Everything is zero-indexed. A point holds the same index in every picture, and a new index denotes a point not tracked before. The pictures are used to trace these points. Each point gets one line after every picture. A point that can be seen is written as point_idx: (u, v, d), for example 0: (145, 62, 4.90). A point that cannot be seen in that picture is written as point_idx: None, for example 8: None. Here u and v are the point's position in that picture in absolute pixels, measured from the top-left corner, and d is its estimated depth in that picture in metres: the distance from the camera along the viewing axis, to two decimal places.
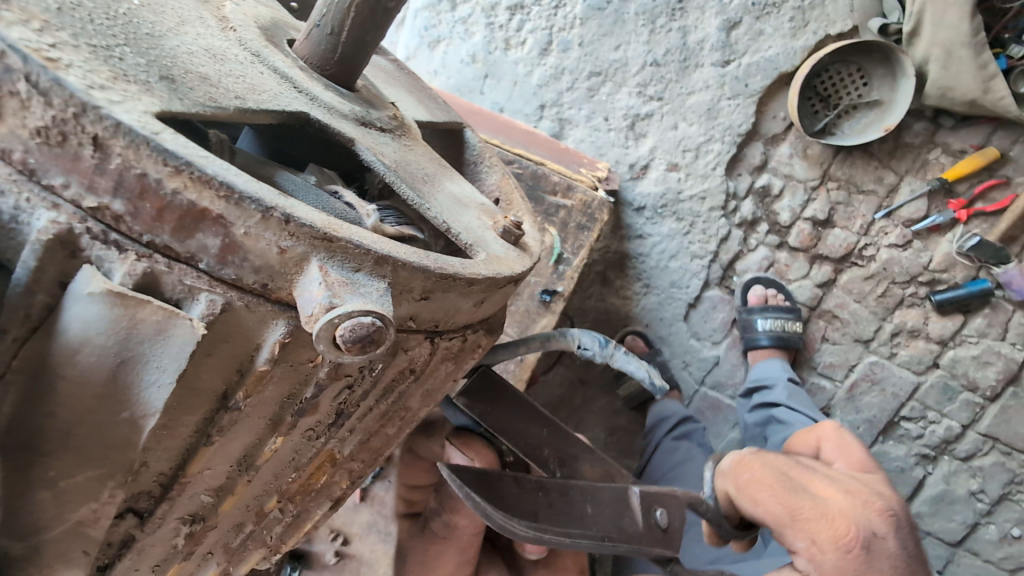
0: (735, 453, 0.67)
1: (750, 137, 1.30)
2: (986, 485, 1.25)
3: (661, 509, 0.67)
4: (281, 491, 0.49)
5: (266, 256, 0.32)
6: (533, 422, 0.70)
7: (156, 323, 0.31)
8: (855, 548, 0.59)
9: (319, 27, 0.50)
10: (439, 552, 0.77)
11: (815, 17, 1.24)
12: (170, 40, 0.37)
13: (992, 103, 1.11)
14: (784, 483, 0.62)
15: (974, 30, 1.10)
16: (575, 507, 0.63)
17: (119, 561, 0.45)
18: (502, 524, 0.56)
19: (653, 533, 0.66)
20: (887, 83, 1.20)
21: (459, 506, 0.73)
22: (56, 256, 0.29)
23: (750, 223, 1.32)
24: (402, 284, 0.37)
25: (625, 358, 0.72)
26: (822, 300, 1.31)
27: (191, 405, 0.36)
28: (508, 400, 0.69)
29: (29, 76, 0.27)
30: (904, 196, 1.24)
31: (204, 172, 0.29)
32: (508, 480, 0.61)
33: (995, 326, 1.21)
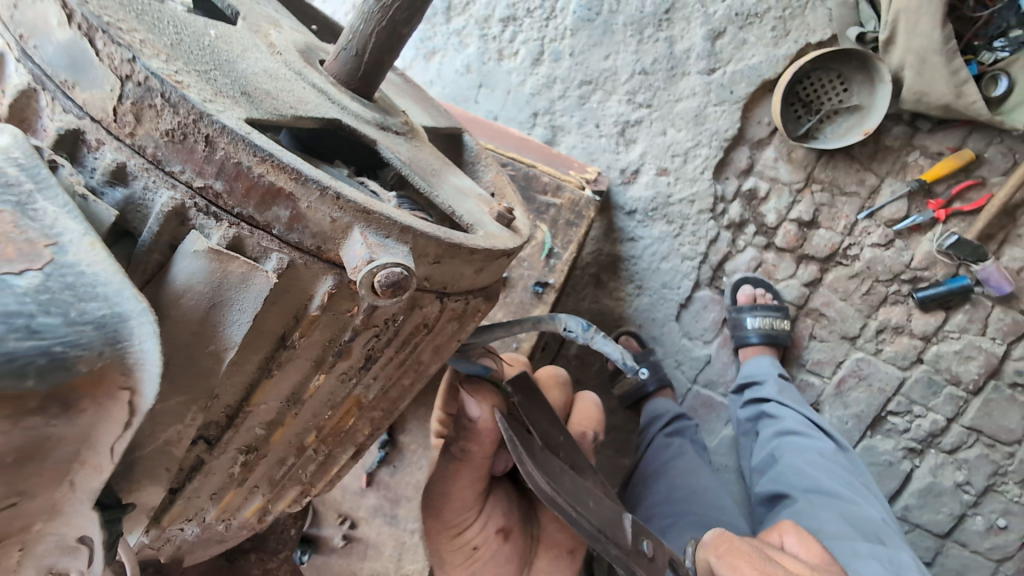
0: (719, 530, 0.82)
1: (736, 142, 1.52)
2: (972, 476, 1.48)
3: (647, 542, 0.87)
4: (319, 428, 0.60)
5: (322, 224, 0.42)
6: (556, 428, 0.92)
7: (242, 273, 0.42)
8: None
9: (346, 50, 0.61)
10: (456, 471, 0.87)
11: (795, 26, 1.46)
12: (241, 64, 0.48)
13: (966, 105, 1.32)
14: (757, 556, 0.74)
15: (945, 38, 1.31)
16: (584, 498, 0.86)
17: (188, 483, 0.56)
18: (529, 471, 0.81)
19: (640, 558, 0.85)
20: (865, 88, 1.41)
21: (471, 434, 0.83)
22: (171, 224, 0.40)
23: (737, 224, 1.54)
24: (420, 249, 0.48)
25: (604, 341, 0.78)
26: (809, 298, 1.54)
27: (258, 344, 0.47)
28: (539, 398, 0.89)
29: (164, 94, 0.38)
30: (885, 197, 1.45)
31: (283, 160, 0.40)
32: (541, 450, 0.86)
33: (976, 322, 1.43)
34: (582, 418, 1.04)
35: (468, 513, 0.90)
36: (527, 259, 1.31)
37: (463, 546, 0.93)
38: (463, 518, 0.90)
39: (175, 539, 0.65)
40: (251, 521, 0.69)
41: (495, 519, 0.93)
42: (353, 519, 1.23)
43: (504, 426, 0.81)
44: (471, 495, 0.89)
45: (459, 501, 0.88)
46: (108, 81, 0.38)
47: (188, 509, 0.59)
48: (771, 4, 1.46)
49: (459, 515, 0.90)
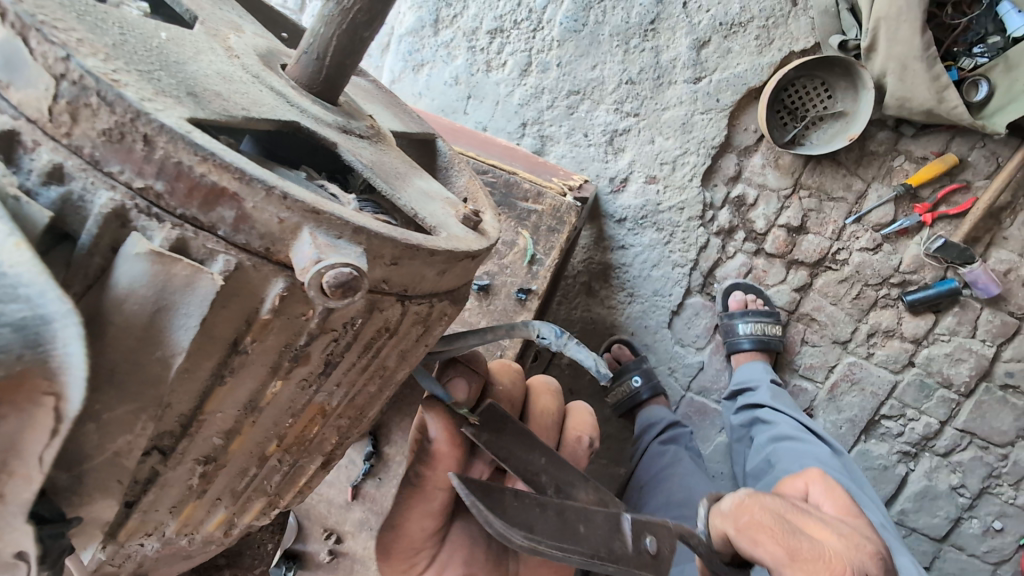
0: (734, 495, 0.79)
1: (723, 149, 1.54)
2: (966, 478, 1.53)
3: (650, 537, 0.80)
4: (281, 436, 0.58)
5: (269, 224, 0.42)
6: (533, 451, 0.83)
7: (186, 276, 0.41)
8: None
9: (307, 53, 0.61)
10: (405, 507, 0.86)
11: (779, 35, 1.47)
12: (191, 66, 0.48)
13: (947, 111, 1.33)
14: (782, 528, 0.74)
15: (925, 44, 1.31)
16: (572, 525, 0.75)
17: (144, 497, 0.54)
18: (501, 531, 0.69)
19: (643, 558, 0.78)
20: (849, 94, 1.43)
21: (428, 460, 0.81)
22: (112, 226, 0.39)
23: (727, 231, 1.57)
24: (375, 251, 0.47)
25: (578, 347, 0.75)
26: (800, 303, 1.56)
27: (208, 351, 0.46)
28: (508, 428, 0.82)
29: (99, 92, 0.37)
30: (872, 202, 1.48)
31: (225, 160, 0.39)
32: (508, 495, 0.73)
33: (966, 324, 1.46)
34: (577, 424, 1.00)
35: (423, 555, 0.93)
36: (511, 265, 1.32)
37: None
38: (418, 558, 0.93)
39: (136, 556, 0.62)
40: (217, 534, 0.67)
41: (452, 568, 0.95)
42: (339, 533, 1.31)
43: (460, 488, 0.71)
44: (421, 533, 0.89)
45: (409, 541, 0.90)
46: (42, 81, 0.37)
47: (146, 523, 0.57)
48: (754, 14, 1.48)
49: (410, 558, 0.93)
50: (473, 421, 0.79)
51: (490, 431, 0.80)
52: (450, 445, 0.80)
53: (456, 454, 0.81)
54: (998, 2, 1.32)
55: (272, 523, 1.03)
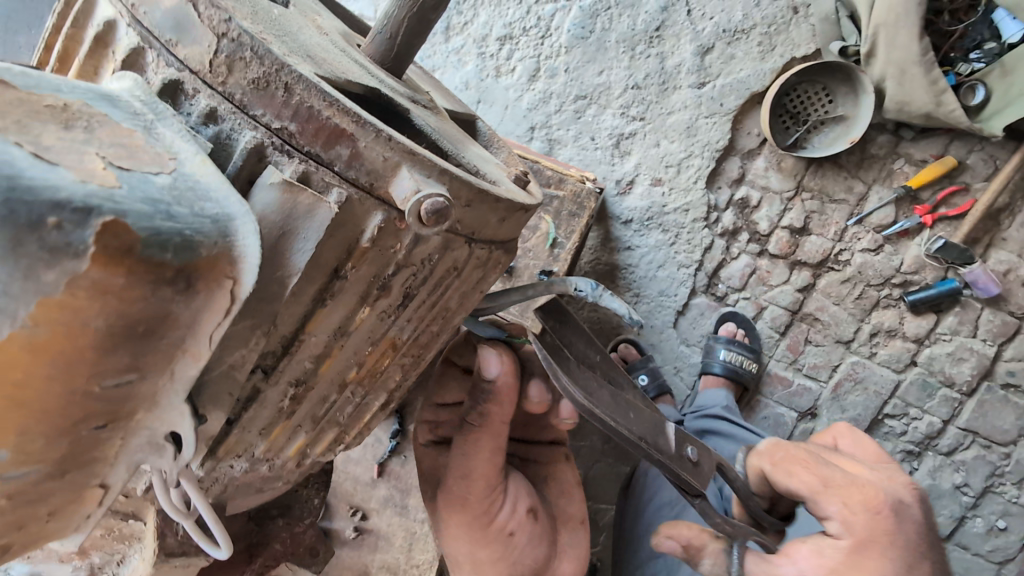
0: (771, 440, 1.01)
1: (728, 152, 1.63)
2: (970, 478, 1.60)
3: (690, 447, 1.00)
4: (360, 363, 0.66)
5: (375, 162, 0.50)
6: (590, 347, 0.97)
7: (309, 204, 0.49)
8: (881, 509, 0.85)
9: (381, 34, 0.70)
10: (479, 441, 0.99)
11: (780, 41, 1.58)
12: (302, 36, 0.56)
13: (945, 114, 1.43)
14: (815, 462, 0.92)
15: (924, 50, 1.40)
16: (623, 410, 0.94)
17: (244, 413, 0.63)
18: (566, 385, 0.85)
19: (684, 462, 0.98)
20: (850, 99, 1.53)
21: (493, 397, 0.96)
22: (252, 160, 0.48)
23: (732, 232, 1.65)
24: (455, 191, 0.55)
25: (612, 298, 0.83)
26: (803, 303, 1.64)
27: (316, 274, 0.54)
28: (570, 320, 0.94)
29: (254, 48, 0.45)
30: (872, 204, 1.57)
31: (346, 105, 0.48)
32: (574, 364, 0.90)
33: (966, 324, 1.55)
34: None
35: (497, 498, 1.04)
36: (533, 249, 1.41)
37: (500, 532, 1.06)
38: (493, 500, 1.03)
39: (223, 478, 0.71)
40: (291, 463, 0.75)
41: (523, 500, 1.10)
42: (365, 510, 1.44)
43: (539, 347, 0.85)
44: (492, 470, 1.01)
45: (482, 484, 1.01)
46: (205, 38, 0.45)
47: (240, 443, 0.66)
48: (756, 20, 1.59)
49: (487, 498, 1.03)
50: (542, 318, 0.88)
51: (555, 320, 0.92)
52: (510, 377, 0.95)
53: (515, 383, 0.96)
54: (993, 9, 1.42)
55: (318, 479, 1.10)
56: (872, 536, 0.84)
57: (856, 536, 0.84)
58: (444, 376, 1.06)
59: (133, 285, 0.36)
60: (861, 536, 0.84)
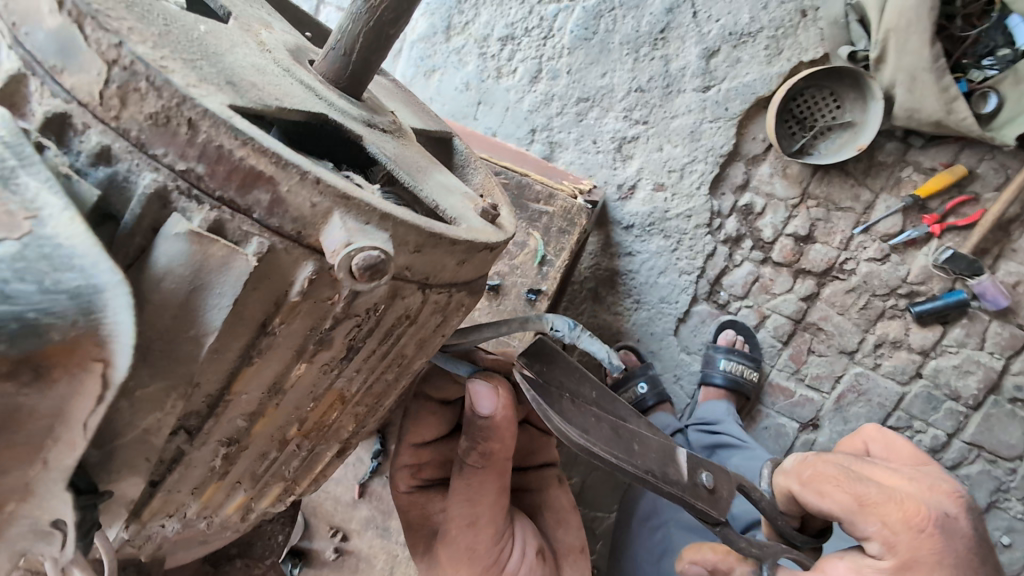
0: (796, 456, 0.87)
1: (731, 158, 1.56)
2: (977, 493, 1.51)
3: (705, 473, 0.89)
4: (302, 420, 0.60)
5: (301, 208, 0.43)
6: (584, 384, 0.88)
7: (222, 256, 0.42)
8: (926, 526, 0.75)
9: (335, 50, 0.63)
10: (484, 481, 0.95)
11: (788, 45, 1.49)
12: (229, 57, 0.50)
13: (956, 122, 1.36)
14: (847, 477, 0.80)
15: (935, 56, 1.34)
16: (626, 441, 0.85)
17: (169, 476, 0.55)
18: (559, 425, 0.79)
19: (699, 491, 0.87)
20: (858, 105, 1.45)
21: (492, 434, 0.90)
22: (154, 206, 0.41)
23: (734, 239, 1.58)
24: (400, 238, 0.48)
25: (590, 340, 0.76)
26: (806, 313, 1.57)
27: (239, 331, 0.47)
28: (558, 359, 0.87)
29: (149, 78, 0.39)
30: (880, 213, 1.50)
31: (264, 144, 0.41)
32: (567, 401, 0.84)
33: (973, 336, 1.47)
34: None
35: (504, 543, 1.00)
36: (520, 267, 1.34)
37: None
38: (502, 543, 1.00)
39: (156, 537, 0.64)
40: (234, 518, 0.68)
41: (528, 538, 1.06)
42: (345, 532, 1.34)
43: (526, 387, 0.81)
44: (499, 508, 0.98)
45: (490, 527, 0.97)
46: (95, 67, 0.39)
47: (169, 503, 0.59)
48: (763, 24, 1.50)
49: (497, 544, 0.99)
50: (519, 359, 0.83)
51: (541, 362, 0.86)
52: (507, 411, 0.88)
53: (511, 421, 0.89)
54: (1007, 15, 1.34)
55: (283, 515, 1.07)
56: (918, 556, 0.74)
57: (900, 557, 0.74)
58: (421, 416, 1.02)
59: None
60: (906, 557, 0.74)
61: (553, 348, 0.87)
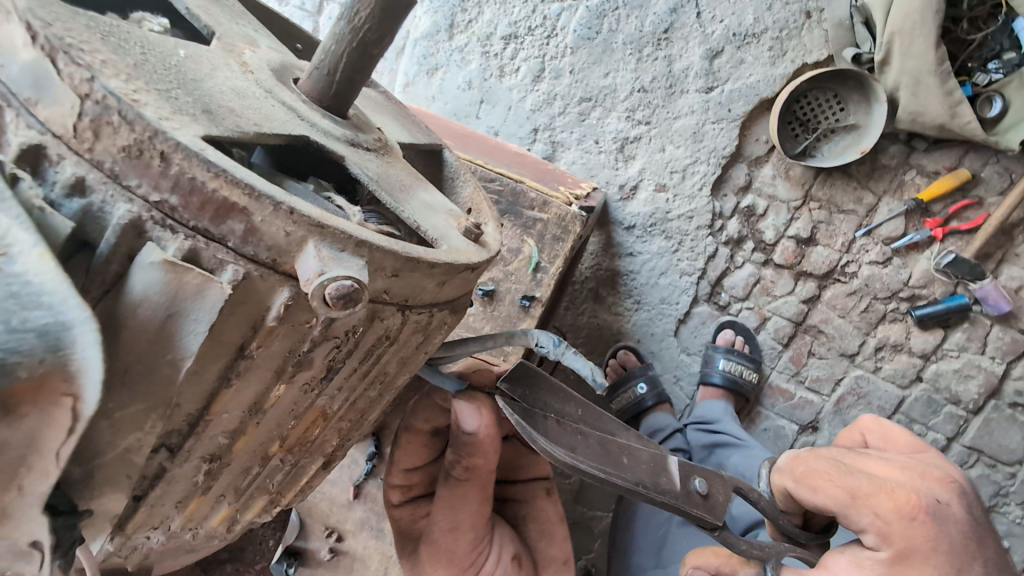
0: (789, 453, 0.86)
1: (733, 159, 1.56)
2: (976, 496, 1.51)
3: (699, 480, 0.89)
4: (283, 437, 0.61)
5: (276, 237, 0.44)
6: (569, 403, 0.89)
7: (197, 285, 0.43)
8: (917, 514, 0.73)
9: (318, 69, 0.63)
10: (465, 494, 0.98)
11: (792, 46, 1.52)
12: (208, 83, 0.50)
13: (960, 126, 1.36)
14: (838, 470, 0.78)
15: (939, 60, 1.35)
16: (615, 455, 0.85)
17: (151, 491, 0.56)
18: (545, 447, 0.78)
19: (693, 498, 0.87)
20: (861, 107, 1.46)
21: (474, 450, 0.90)
22: (129, 236, 0.42)
23: (736, 240, 1.58)
24: (377, 263, 0.49)
25: (574, 356, 0.76)
26: (808, 315, 1.56)
27: (216, 354, 0.48)
28: (541, 383, 0.87)
29: (121, 112, 0.39)
30: (882, 215, 1.50)
31: (237, 176, 0.41)
32: (551, 422, 0.84)
33: (975, 340, 1.47)
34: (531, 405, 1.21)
35: (482, 548, 1.05)
36: (515, 273, 1.34)
37: None
38: (480, 550, 1.05)
39: (142, 548, 0.65)
40: (219, 529, 0.69)
41: (507, 547, 1.11)
42: (341, 531, 1.35)
43: (509, 411, 0.81)
44: (478, 519, 1.01)
45: (470, 533, 1.02)
46: (68, 100, 0.39)
47: (153, 517, 0.59)
48: (767, 25, 1.53)
49: (474, 550, 1.04)
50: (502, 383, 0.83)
51: (524, 387, 0.86)
52: (490, 429, 0.89)
53: (494, 437, 0.90)
54: (1014, 19, 1.33)
55: None
56: (913, 545, 0.73)
57: (896, 547, 0.73)
58: (408, 441, 1.00)
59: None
60: (902, 546, 0.73)
61: (535, 372, 0.86)
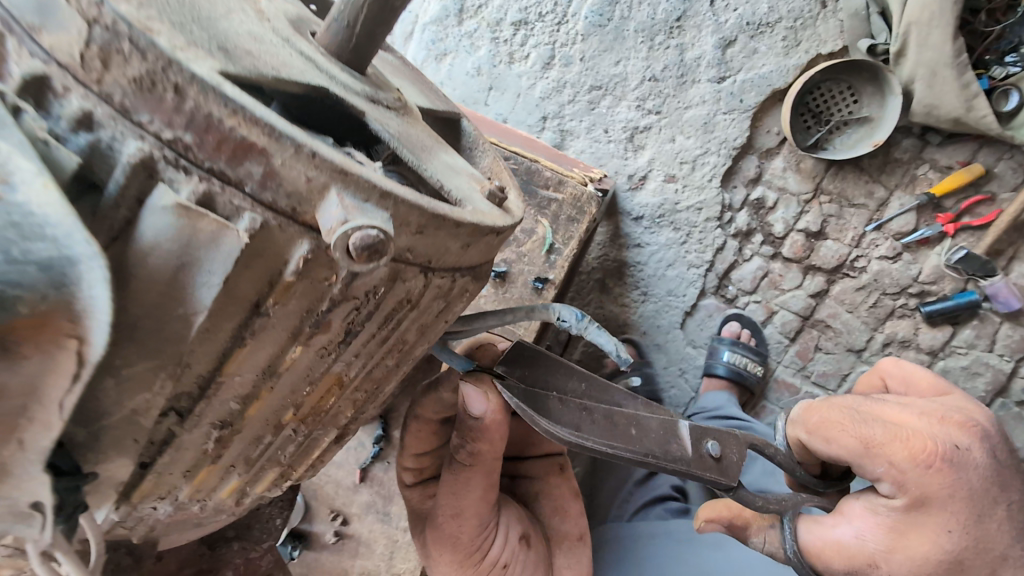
0: (804, 404, 0.86)
1: (744, 150, 1.52)
2: None
3: (712, 442, 0.85)
4: (298, 405, 0.58)
5: (297, 183, 0.41)
6: (571, 378, 0.84)
7: (212, 232, 0.40)
8: (933, 461, 0.73)
9: (337, 21, 0.60)
10: (469, 480, 0.93)
11: (806, 36, 1.46)
12: (223, 23, 0.47)
13: (975, 120, 1.31)
14: (851, 420, 0.78)
15: (956, 51, 1.29)
16: (622, 428, 0.81)
17: (159, 458, 0.54)
18: (548, 429, 0.75)
19: (706, 462, 0.84)
20: (875, 100, 1.40)
21: (479, 435, 0.87)
22: (138, 177, 0.39)
23: (744, 233, 1.55)
24: (401, 217, 0.46)
25: (598, 332, 0.73)
26: (816, 309, 1.55)
27: (230, 311, 0.45)
28: (542, 360, 0.83)
29: (132, 39, 0.36)
30: (893, 210, 1.46)
31: (256, 114, 0.38)
32: (554, 399, 0.80)
33: (983, 338, 1.45)
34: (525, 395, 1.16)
35: (489, 533, 1.02)
36: (529, 255, 1.31)
37: (494, 565, 1.04)
38: (486, 535, 1.01)
39: (148, 520, 0.63)
40: (228, 502, 0.67)
41: (516, 528, 1.08)
42: (346, 515, 1.33)
43: (509, 395, 0.78)
44: (484, 505, 0.97)
45: (474, 520, 0.98)
46: (75, 25, 0.36)
47: (161, 486, 0.57)
48: (783, 14, 1.47)
49: (481, 535, 1.01)
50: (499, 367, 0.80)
51: (523, 367, 0.82)
52: (499, 414, 0.85)
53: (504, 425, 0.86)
54: None
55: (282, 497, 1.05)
56: (927, 491, 0.73)
57: (911, 494, 0.73)
58: (419, 429, 0.97)
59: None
60: (916, 492, 0.73)
61: (535, 351, 0.82)
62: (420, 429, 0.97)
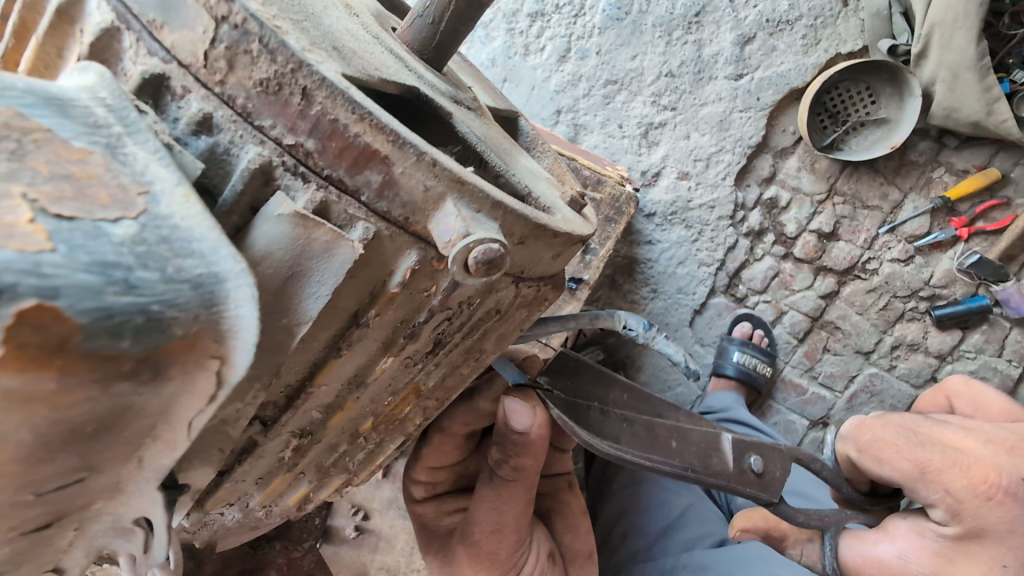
0: (855, 420, 0.78)
1: (760, 149, 1.47)
2: None
3: (754, 456, 0.81)
4: (376, 414, 0.57)
5: (413, 193, 0.39)
6: (611, 388, 0.81)
7: (326, 242, 0.38)
8: (995, 494, 0.64)
9: (422, 17, 0.58)
10: (510, 494, 0.90)
11: (826, 35, 1.42)
12: (328, 20, 0.45)
13: (995, 124, 1.29)
14: (909, 440, 0.70)
15: (980, 54, 1.27)
16: (662, 441, 0.79)
17: (238, 466, 0.52)
18: (588, 441, 0.73)
19: (746, 477, 0.80)
20: (894, 101, 1.38)
21: (524, 449, 0.81)
22: (256, 183, 0.37)
23: (756, 232, 1.50)
24: (508, 228, 0.44)
25: (665, 342, 0.72)
26: (825, 310, 1.51)
27: (328, 321, 0.43)
28: (584, 371, 0.81)
29: (262, 39, 0.35)
30: (907, 213, 1.43)
31: (381, 121, 0.37)
32: (595, 412, 0.78)
33: (993, 342, 1.44)
34: None
35: (523, 549, 0.98)
36: None
37: None
38: (519, 552, 0.97)
39: (213, 523, 0.62)
40: (292, 508, 0.65)
41: (543, 545, 1.04)
42: (366, 510, 1.25)
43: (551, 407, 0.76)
44: (522, 520, 0.93)
45: (512, 536, 0.94)
46: (201, 23, 0.35)
47: (233, 493, 0.56)
48: (802, 12, 1.42)
49: (516, 552, 0.97)
50: (540, 377, 0.78)
51: (565, 378, 0.80)
52: (545, 430, 0.78)
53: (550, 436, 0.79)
54: None
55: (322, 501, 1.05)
56: (986, 524, 0.64)
57: (966, 524, 0.65)
58: (442, 442, 0.90)
59: (79, 387, 0.29)
60: (973, 524, 0.65)
61: (577, 361, 0.80)
62: (440, 445, 0.90)
